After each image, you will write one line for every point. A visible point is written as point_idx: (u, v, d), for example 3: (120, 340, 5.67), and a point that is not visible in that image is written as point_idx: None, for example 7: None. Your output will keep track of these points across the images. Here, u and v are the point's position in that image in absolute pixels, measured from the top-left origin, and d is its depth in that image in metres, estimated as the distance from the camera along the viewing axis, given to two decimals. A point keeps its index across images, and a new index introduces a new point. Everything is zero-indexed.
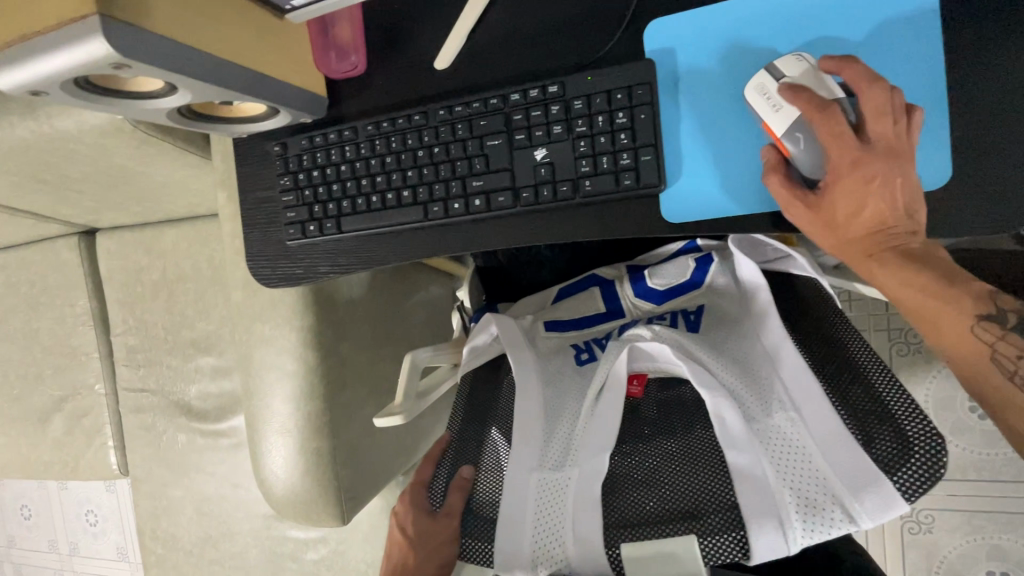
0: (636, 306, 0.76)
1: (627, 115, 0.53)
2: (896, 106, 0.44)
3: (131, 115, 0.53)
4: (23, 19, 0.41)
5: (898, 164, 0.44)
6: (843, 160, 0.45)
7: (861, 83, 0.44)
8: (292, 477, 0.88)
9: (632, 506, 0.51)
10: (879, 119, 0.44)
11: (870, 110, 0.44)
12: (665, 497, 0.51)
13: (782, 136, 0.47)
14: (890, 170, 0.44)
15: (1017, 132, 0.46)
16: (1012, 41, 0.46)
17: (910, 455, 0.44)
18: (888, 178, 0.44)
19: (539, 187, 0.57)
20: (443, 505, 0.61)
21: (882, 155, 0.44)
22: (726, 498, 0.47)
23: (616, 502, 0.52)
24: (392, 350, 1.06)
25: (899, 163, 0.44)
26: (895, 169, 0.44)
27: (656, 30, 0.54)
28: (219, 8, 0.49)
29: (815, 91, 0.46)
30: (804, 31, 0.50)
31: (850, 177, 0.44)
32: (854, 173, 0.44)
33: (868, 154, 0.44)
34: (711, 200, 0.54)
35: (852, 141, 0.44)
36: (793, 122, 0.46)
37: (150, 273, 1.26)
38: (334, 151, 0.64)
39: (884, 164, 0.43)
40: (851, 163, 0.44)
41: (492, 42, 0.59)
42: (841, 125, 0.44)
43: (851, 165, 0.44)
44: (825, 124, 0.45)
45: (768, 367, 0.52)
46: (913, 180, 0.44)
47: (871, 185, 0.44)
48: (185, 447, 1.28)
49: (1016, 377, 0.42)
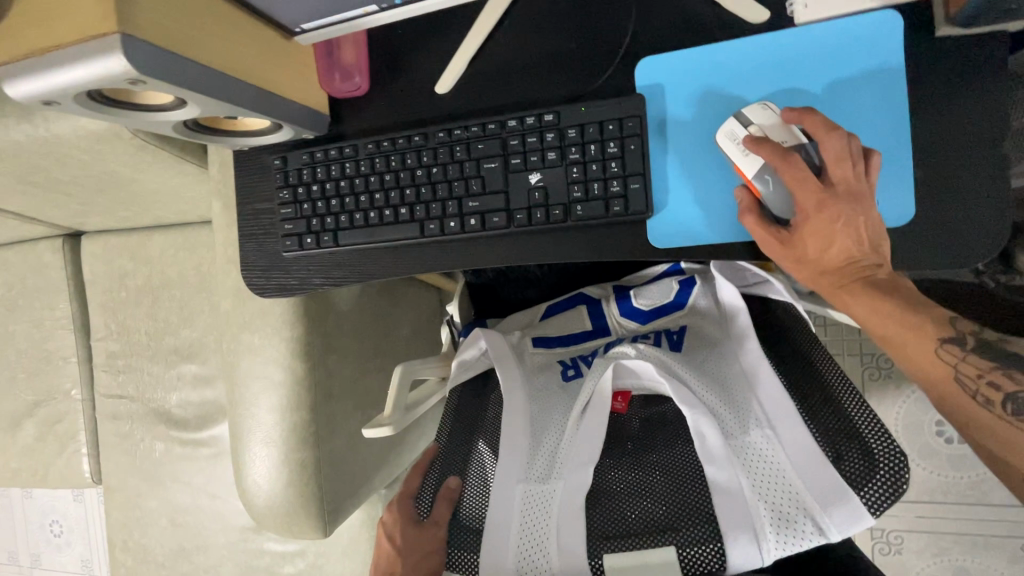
0: (621, 325, 0.79)
1: (618, 146, 0.56)
2: (855, 151, 0.47)
3: (137, 125, 0.54)
4: (41, 33, 0.42)
5: (860, 203, 0.47)
6: (810, 201, 0.48)
7: (819, 128, 0.48)
8: (275, 488, 0.88)
9: (616, 517, 0.53)
10: (838, 164, 0.47)
11: (831, 156, 0.47)
12: (648, 509, 0.53)
13: (752, 178, 0.50)
14: (854, 209, 0.47)
15: (976, 176, 0.50)
16: (974, 92, 0.50)
17: (877, 471, 0.47)
18: (852, 217, 0.47)
19: (532, 210, 0.59)
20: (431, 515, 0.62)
21: (843, 197, 0.47)
22: (704, 510, 0.50)
23: (600, 514, 0.54)
24: (380, 362, 1.07)
25: (861, 202, 0.47)
26: (858, 207, 0.47)
27: (647, 66, 0.57)
28: (231, 29, 0.50)
29: (779, 140, 0.49)
30: (785, 73, 0.53)
31: (817, 218, 0.48)
32: (820, 213, 0.48)
33: (832, 196, 0.47)
34: (694, 228, 0.57)
35: (816, 183, 0.48)
36: (761, 166, 0.50)
37: (135, 279, 1.25)
38: (334, 167, 0.66)
39: (847, 205, 0.47)
40: (816, 205, 0.48)
41: (492, 71, 0.62)
42: (805, 170, 0.48)
43: (817, 208, 0.48)
44: (790, 170, 0.48)
45: (745, 386, 0.55)
46: (875, 217, 0.48)
47: (837, 225, 0.47)
48: (162, 456, 1.26)
49: (976, 395, 0.45)
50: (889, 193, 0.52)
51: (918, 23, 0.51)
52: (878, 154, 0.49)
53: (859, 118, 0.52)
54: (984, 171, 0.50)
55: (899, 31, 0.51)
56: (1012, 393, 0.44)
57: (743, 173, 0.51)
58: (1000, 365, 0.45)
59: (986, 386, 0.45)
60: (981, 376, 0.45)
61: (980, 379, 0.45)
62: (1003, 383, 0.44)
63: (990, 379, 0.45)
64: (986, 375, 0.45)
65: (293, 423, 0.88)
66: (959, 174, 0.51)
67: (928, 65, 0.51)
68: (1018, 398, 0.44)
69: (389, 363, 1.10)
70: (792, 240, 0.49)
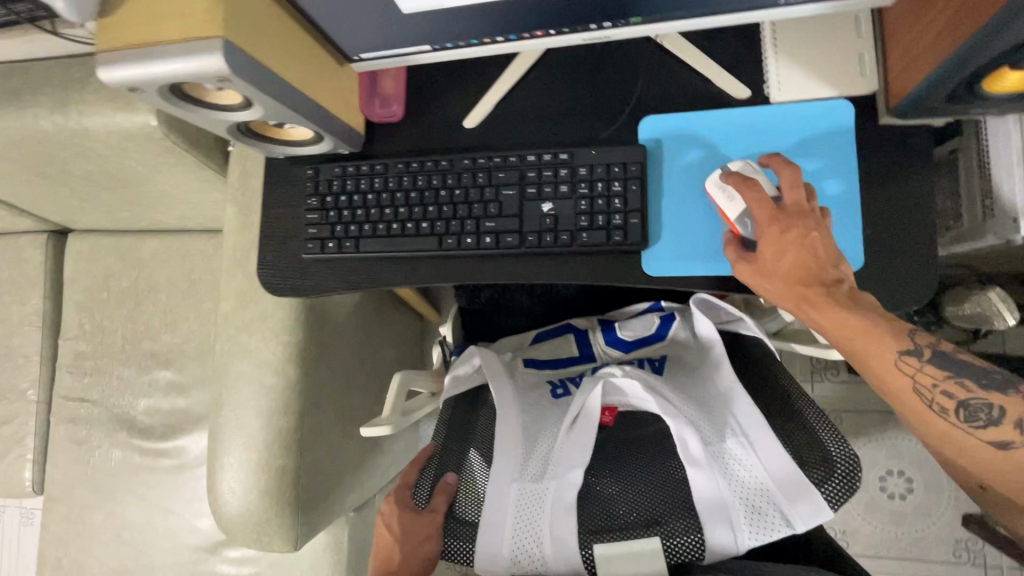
0: (605, 353, 0.86)
1: (622, 185, 0.65)
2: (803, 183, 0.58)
3: (198, 121, 0.60)
4: (150, 33, 0.48)
5: (811, 220, 0.57)
6: (771, 219, 0.57)
7: (777, 166, 0.59)
8: (251, 495, 0.87)
9: (608, 513, 0.60)
10: (791, 188, 0.58)
11: (786, 183, 0.58)
12: (637, 507, 0.59)
13: (735, 220, 0.60)
14: (806, 225, 0.56)
15: (911, 237, 0.61)
16: (910, 169, 0.62)
17: (836, 472, 0.55)
18: (805, 232, 0.56)
19: (542, 234, 0.67)
20: (428, 505, 0.66)
21: (793, 214, 0.57)
22: (687, 507, 0.57)
23: (594, 511, 0.60)
24: (366, 378, 1.09)
25: (813, 220, 0.57)
26: (810, 224, 0.57)
27: (648, 124, 0.67)
28: (302, 50, 0.58)
29: (748, 172, 0.60)
30: (762, 139, 0.64)
31: (771, 229, 0.57)
32: (781, 230, 0.57)
33: (786, 215, 0.57)
34: (682, 262, 0.65)
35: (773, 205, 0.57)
36: (740, 207, 0.59)
37: (119, 280, 1.24)
38: (363, 181, 0.72)
39: (798, 220, 0.56)
40: (770, 217, 0.57)
41: (515, 113, 0.71)
42: (763, 195, 0.58)
43: (770, 218, 0.57)
44: (751, 191, 0.58)
45: (722, 401, 0.62)
46: (827, 236, 0.57)
47: (790, 236, 0.56)
48: (118, 466, 1.20)
49: (932, 401, 0.54)
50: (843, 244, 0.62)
51: (868, 111, 0.63)
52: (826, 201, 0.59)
53: (820, 182, 0.63)
54: (917, 233, 0.61)
55: (851, 117, 0.63)
56: (962, 401, 0.53)
57: (727, 216, 0.61)
58: (952, 375, 0.54)
59: (940, 394, 0.54)
60: (937, 386, 0.54)
61: (935, 388, 0.54)
62: (955, 392, 0.54)
63: (944, 388, 0.54)
64: (941, 383, 0.54)
65: (278, 429, 0.88)
66: (898, 234, 0.62)
67: (875, 145, 0.63)
68: (967, 406, 0.53)
69: (374, 381, 1.12)
70: (764, 259, 0.58)
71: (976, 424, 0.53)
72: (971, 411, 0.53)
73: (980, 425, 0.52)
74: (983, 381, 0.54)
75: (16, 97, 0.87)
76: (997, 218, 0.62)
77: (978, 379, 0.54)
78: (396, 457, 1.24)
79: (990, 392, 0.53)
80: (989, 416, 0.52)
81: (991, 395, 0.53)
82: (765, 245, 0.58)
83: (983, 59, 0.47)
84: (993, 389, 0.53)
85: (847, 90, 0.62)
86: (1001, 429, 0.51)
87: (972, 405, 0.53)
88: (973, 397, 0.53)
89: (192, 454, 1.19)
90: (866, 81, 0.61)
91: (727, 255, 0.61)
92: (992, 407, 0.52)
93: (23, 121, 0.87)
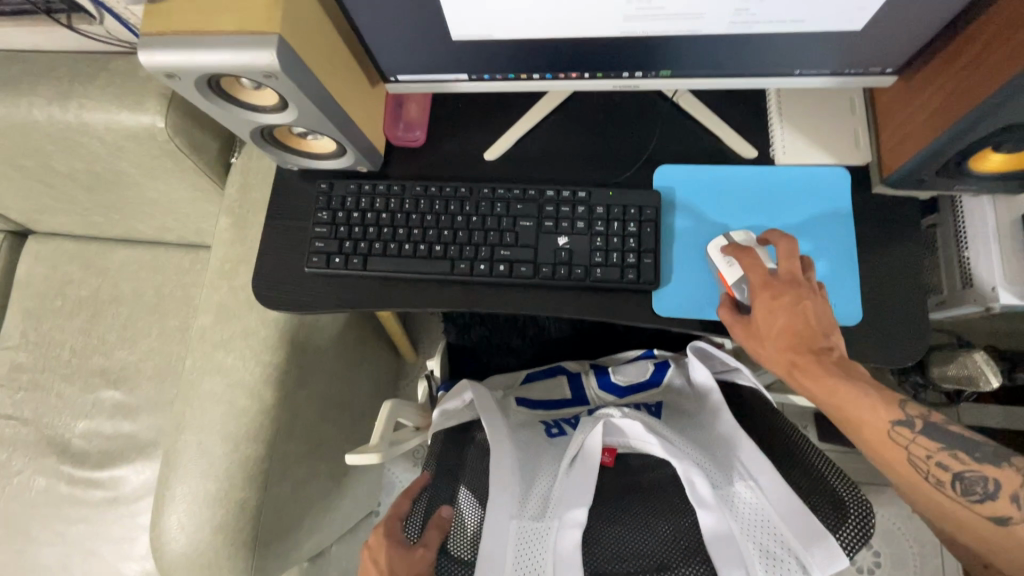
0: (599, 397, 0.85)
1: (637, 226, 0.67)
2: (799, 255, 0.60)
3: (224, 120, 0.60)
4: (205, 24, 0.49)
5: (804, 289, 0.58)
6: (764, 286, 0.59)
7: (774, 237, 0.61)
8: (203, 531, 0.77)
9: (619, 557, 0.57)
10: (787, 259, 0.59)
11: (782, 254, 0.60)
12: (645, 549, 0.57)
13: (733, 285, 0.62)
14: (798, 292, 0.58)
15: (903, 296, 0.65)
16: (901, 235, 0.67)
17: (849, 517, 0.56)
18: (797, 299, 0.58)
19: (556, 266, 0.68)
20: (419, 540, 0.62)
21: (787, 282, 0.59)
22: (699, 552, 0.56)
23: (599, 552, 0.58)
24: (342, 412, 1.02)
25: (806, 289, 0.58)
26: (802, 292, 0.58)
27: (663, 173, 0.71)
28: (342, 62, 0.59)
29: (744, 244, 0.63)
30: (767, 197, 0.69)
31: (763, 295, 0.59)
32: (772, 295, 0.58)
33: (779, 282, 0.59)
34: (690, 305, 0.67)
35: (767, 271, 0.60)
36: (737, 272, 0.62)
37: (79, 288, 1.15)
38: (379, 200, 0.71)
39: (790, 288, 0.58)
40: (762, 284, 0.59)
41: (535, 151, 0.74)
42: (757, 263, 0.60)
43: (763, 285, 0.59)
44: (747, 261, 0.61)
45: (726, 444, 0.62)
46: (822, 305, 0.58)
47: (783, 303, 0.58)
48: (39, 496, 1.06)
49: (929, 474, 0.54)
50: (841, 298, 0.65)
51: (861, 179, 0.69)
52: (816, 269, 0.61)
53: (820, 238, 0.67)
54: (908, 293, 0.65)
55: (847, 184, 0.68)
56: (957, 474, 0.53)
57: (725, 281, 0.63)
58: (945, 446, 0.54)
59: (935, 467, 0.53)
60: (931, 458, 0.54)
61: (930, 460, 0.54)
62: (949, 464, 0.53)
63: (939, 460, 0.53)
64: (935, 455, 0.54)
65: (244, 459, 0.79)
66: (891, 293, 0.65)
67: (869, 210, 0.68)
68: (963, 478, 0.53)
69: (348, 416, 1.05)
70: (758, 323, 0.60)
71: (973, 498, 0.52)
72: (967, 484, 0.52)
73: (977, 499, 0.52)
74: (977, 453, 0.53)
75: (13, 84, 0.83)
76: (977, 289, 0.67)
77: (970, 450, 0.53)
78: (358, 503, 1.15)
79: (984, 464, 0.52)
80: (985, 489, 0.52)
81: (985, 468, 0.52)
82: (758, 310, 0.59)
83: (971, 138, 0.52)
84: (987, 461, 0.52)
85: (843, 159, 0.68)
86: (997, 503, 0.51)
87: (967, 478, 0.52)
88: (967, 469, 0.53)
89: (129, 487, 1.06)
90: (860, 152, 0.68)
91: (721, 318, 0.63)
92: (987, 480, 0.52)
93: (15, 108, 0.82)
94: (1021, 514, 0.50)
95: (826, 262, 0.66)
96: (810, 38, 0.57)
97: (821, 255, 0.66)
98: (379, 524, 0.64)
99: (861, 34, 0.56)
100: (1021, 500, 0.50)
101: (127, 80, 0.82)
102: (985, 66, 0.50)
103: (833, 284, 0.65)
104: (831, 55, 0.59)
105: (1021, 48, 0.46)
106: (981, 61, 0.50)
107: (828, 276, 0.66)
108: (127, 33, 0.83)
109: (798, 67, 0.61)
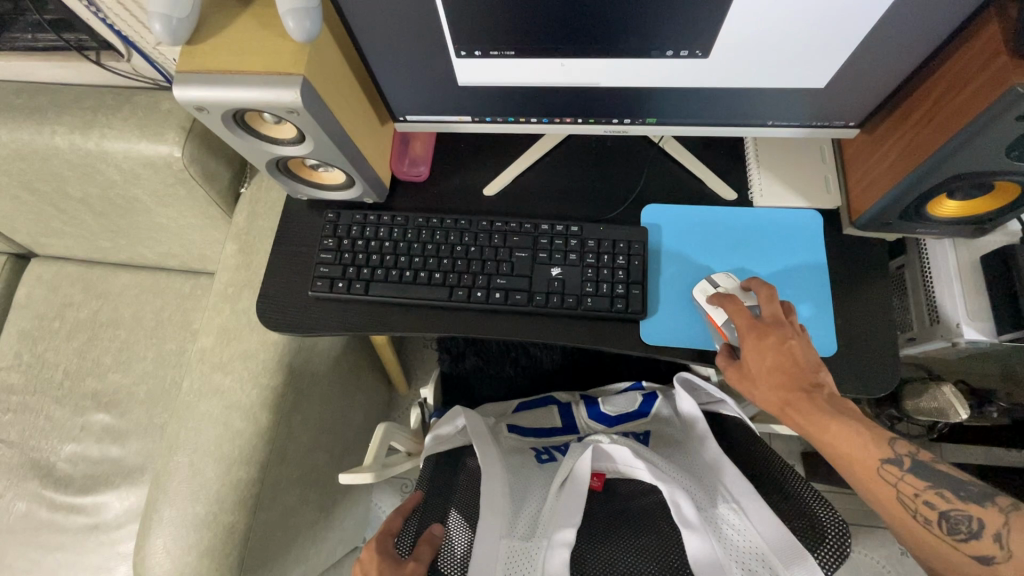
0: (588, 426, 0.87)
1: (625, 259, 0.71)
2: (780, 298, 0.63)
3: (242, 148, 0.65)
4: (232, 66, 0.55)
5: (788, 329, 0.61)
6: (750, 328, 0.62)
7: (755, 285, 0.65)
8: (189, 557, 0.74)
9: (614, 570, 0.60)
10: (769, 302, 0.63)
11: (765, 297, 0.63)
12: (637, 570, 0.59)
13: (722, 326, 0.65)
14: (783, 332, 0.61)
15: (877, 331, 0.69)
16: (873, 274, 0.71)
17: (826, 536, 0.59)
18: (782, 339, 0.60)
19: (550, 295, 0.71)
20: (409, 556, 0.64)
21: (771, 324, 0.61)
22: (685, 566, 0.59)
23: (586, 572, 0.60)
24: (337, 439, 1.02)
25: (790, 329, 0.61)
26: (787, 332, 0.61)
27: (651, 211, 0.76)
28: (354, 103, 0.65)
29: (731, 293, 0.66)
30: (749, 237, 0.74)
31: (751, 338, 0.61)
32: (759, 337, 0.61)
33: (764, 323, 0.62)
34: (676, 334, 0.70)
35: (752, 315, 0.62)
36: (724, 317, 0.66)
37: (78, 311, 1.15)
38: (382, 229, 0.75)
39: (775, 329, 0.61)
40: (750, 327, 0.62)
41: (532, 190, 0.79)
42: (742, 306, 0.64)
43: (751, 328, 0.62)
44: (732, 307, 0.64)
45: (712, 473, 0.65)
46: (806, 343, 0.61)
47: (769, 343, 0.61)
48: (19, 520, 1.03)
49: (916, 513, 0.54)
50: (816, 332, 0.69)
51: (833, 221, 0.74)
52: (794, 308, 0.65)
53: (795, 276, 0.71)
54: (882, 328, 0.69)
55: (820, 226, 0.73)
56: (944, 512, 0.53)
57: (714, 321, 0.67)
58: (933, 485, 0.54)
59: (923, 505, 0.54)
60: (918, 496, 0.54)
61: (917, 497, 0.54)
62: (935, 503, 0.54)
63: (926, 498, 0.54)
64: (922, 493, 0.54)
65: (235, 483, 0.77)
66: (868, 328, 0.69)
67: (840, 250, 0.73)
68: (948, 517, 0.53)
69: (340, 446, 1.04)
70: (748, 364, 0.62)
71: (958, 538, 0.52)
72: (952, 523, 0.52)
73: (962, 538, 0.52)
74: (963, 493, 0.53)
75: (38, 111, 0.87)
76: (942, 325, 0.72)
77: (956, 490, 0.54)
78: (345, 537, 1.13)
79: (969, 503, 0.53)
80: (970, 528, 0.52)
81: (970, 507, 0.52)
82: (747, 351, 0.62)
83: (928, 186, 0.57)
84: (971, 499, 0.53)
85: (816, 202, 0.73)
86: (982, 543, 0.51)
87: (952, 517, 0.53)
88: (952, 508, 0.53)
89: (111, 514, 1.03)
90: (830, 196, 0.73)
91: (720, 363, 0.66)
92: (971, 519, 0.52)
93: (38, 135, 0.86)
94: (1005, 554, 0.50)
95: (802, 298, 0.70)
96: (781, 92, 0.64)
97: (797, 294, 0.71)
98: (372, 540, 0.65)
99: (824, 91, 0.63)
100: (1005, 539, 0.50)
101: (148, 112, 0.87)
102: (935, 122, 0.56)
103: (811, 319, 0.69)
104: (799, 109, 0.66)
105: (969, 107, 0.51)
106: (931, 118, 0.56)
107: (804, 311, 0.70)
108: (151, 69, 0.89)
109: (771, 118, 0.67)
